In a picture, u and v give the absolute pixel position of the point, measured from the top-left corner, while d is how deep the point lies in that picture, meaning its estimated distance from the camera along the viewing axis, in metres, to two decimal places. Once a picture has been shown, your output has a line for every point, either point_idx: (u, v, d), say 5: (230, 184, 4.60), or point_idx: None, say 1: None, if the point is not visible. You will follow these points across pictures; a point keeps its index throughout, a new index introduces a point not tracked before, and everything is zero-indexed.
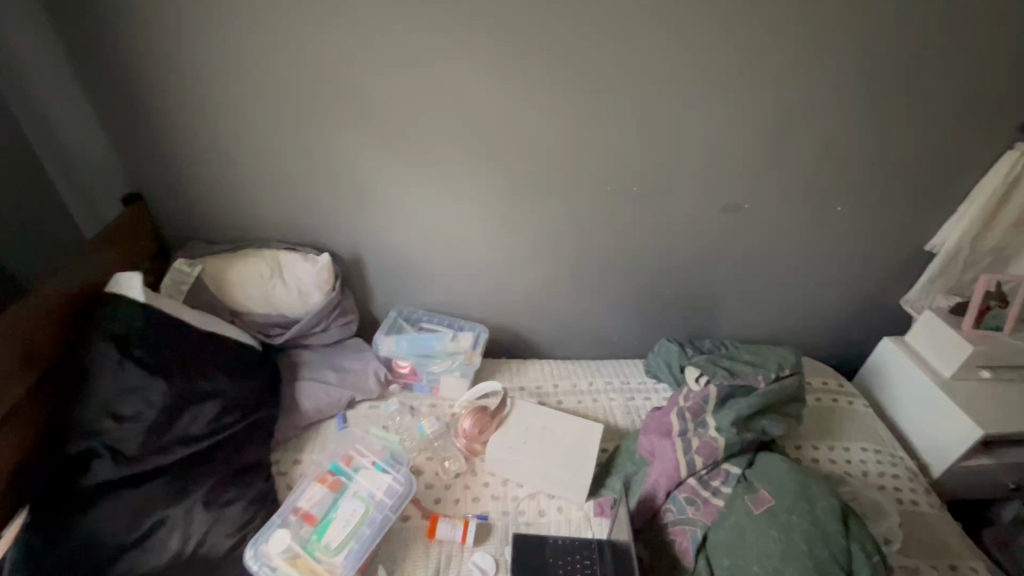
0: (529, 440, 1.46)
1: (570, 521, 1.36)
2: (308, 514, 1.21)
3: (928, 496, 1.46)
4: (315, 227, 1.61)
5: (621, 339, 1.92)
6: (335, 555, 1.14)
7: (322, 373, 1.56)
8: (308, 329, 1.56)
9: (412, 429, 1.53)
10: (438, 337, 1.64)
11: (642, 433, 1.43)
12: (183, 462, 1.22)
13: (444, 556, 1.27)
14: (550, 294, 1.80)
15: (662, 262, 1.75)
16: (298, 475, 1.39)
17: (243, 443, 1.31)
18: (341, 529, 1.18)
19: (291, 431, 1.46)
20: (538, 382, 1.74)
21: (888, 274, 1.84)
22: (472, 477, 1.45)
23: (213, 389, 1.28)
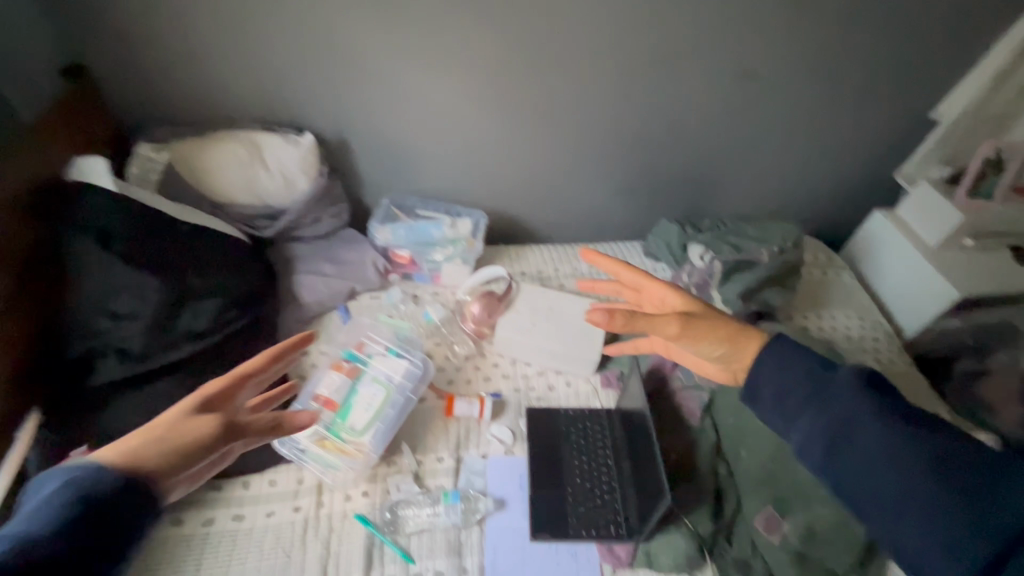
0: (536, 321, 1.49)
1: (579, 394, 1.43)
2: (330, 400, 1.22)
3: (903, 355, 1.58)
4: (289, 104, 1.44)
5: (620, 224, 1.87)
6: (364, 434, 1.19)
7: (318, 265, 1.51)
8: (298, 220, 1.46)
9: (417, 317, 1.52)
10: (436, 225, 1.58)
11: None
12: (192, 360, 1.17)
13: (463, 430, 1.33)
14: (548, 176, 1.71)
15: (665, 138, 1.66)
16: (309, 364, 1.39)
17: (251, 339, 1.27)
18: (365, 412, 1.22)
19: (294, 324, 1.44)
20: (539, 267, 1.72)
21: (889, 147, 1.79)
22: (482, 359, 1.48)
23: (209, 285, 1.21)
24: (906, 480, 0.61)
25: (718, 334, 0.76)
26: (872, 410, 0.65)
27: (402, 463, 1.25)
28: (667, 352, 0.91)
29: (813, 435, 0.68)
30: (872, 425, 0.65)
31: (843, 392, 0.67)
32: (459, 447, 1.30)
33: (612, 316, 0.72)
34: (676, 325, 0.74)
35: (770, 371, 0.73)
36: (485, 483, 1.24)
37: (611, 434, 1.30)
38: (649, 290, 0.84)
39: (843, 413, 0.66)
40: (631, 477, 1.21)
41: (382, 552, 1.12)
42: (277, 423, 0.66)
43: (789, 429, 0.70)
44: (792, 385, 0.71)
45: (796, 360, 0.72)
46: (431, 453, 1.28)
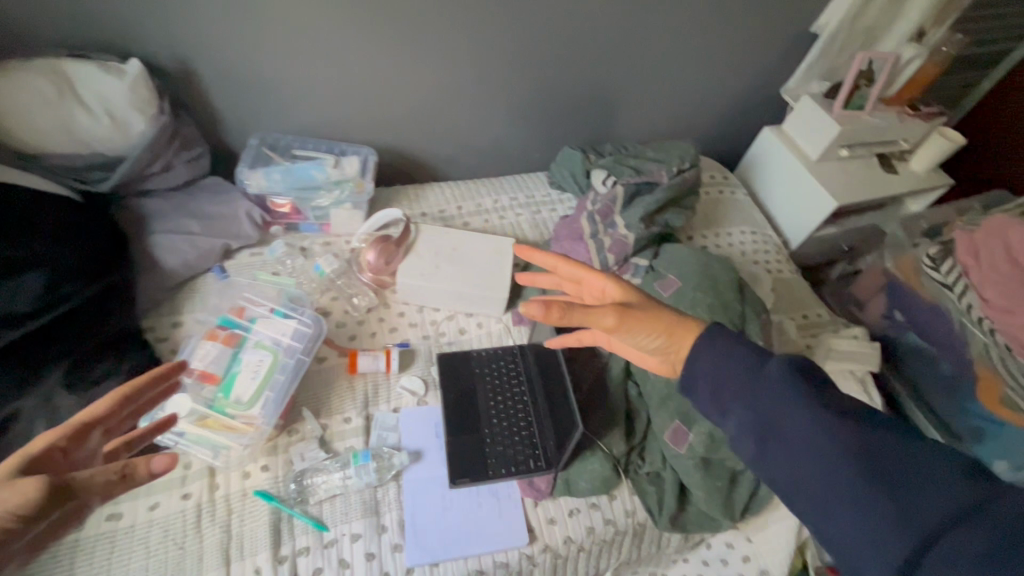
0: (440, 263, 1.38)
1: (492, 335, 1.38)
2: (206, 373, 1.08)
3: (790, 265, 1.69)
4: (105, 21, 1.16)
5: (524, 155, 1.78)
6: (250, 405, 1.06)
7: (179, 223, 1.28)
8: (142, 168, 1.22)
9: (308, 270, 1.38)
10: (319, 166, 1.40)
11: (553, 242, 1.40)
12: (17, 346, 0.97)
13: (371, 386, 1.25)
14: (442, 106, 1.55)
15: (563, 57, 1.56)
16: (183, 336, 1.22)
17: (96, 314, 1.07)
18: (250, 381, 1.08)
19: (160, 292, 1.25)
20: (440, 206, 1.61)
21: (775, 63, 1.83)
22: (386, 309, 1.38)
23: (24, 255, 0.99)
24: (829, 472, 0.60)
25: (649, 323, 0.73)
26: (799, 399, 0.63)
27: (305, 429, 1.15)
28: (609, 345, 0.87)
29: (744, 431, 0.65)
30: (799, 415, 0.62)
31: (773, 385, 0.65)
32: (367, 405, 1.22)
33: (548, 308, 0.68)
34: (614, 317, 0.71)
35: (709, 354, 0.69)
36: (399, 437, 1.18)
37: (524, 371, 1.29)
38: (589, 283, 0.80)
39: (775, 410, 0.64)
40: (547, 410, 1.21)
41: (292, 525, 1.04)
42: (119, 475, 0.60)
43: (723, 418, 0.68)
44: (728, 378, 0.67)
45: (735, 351, 0.68)
46: (337, 414, 1.19)
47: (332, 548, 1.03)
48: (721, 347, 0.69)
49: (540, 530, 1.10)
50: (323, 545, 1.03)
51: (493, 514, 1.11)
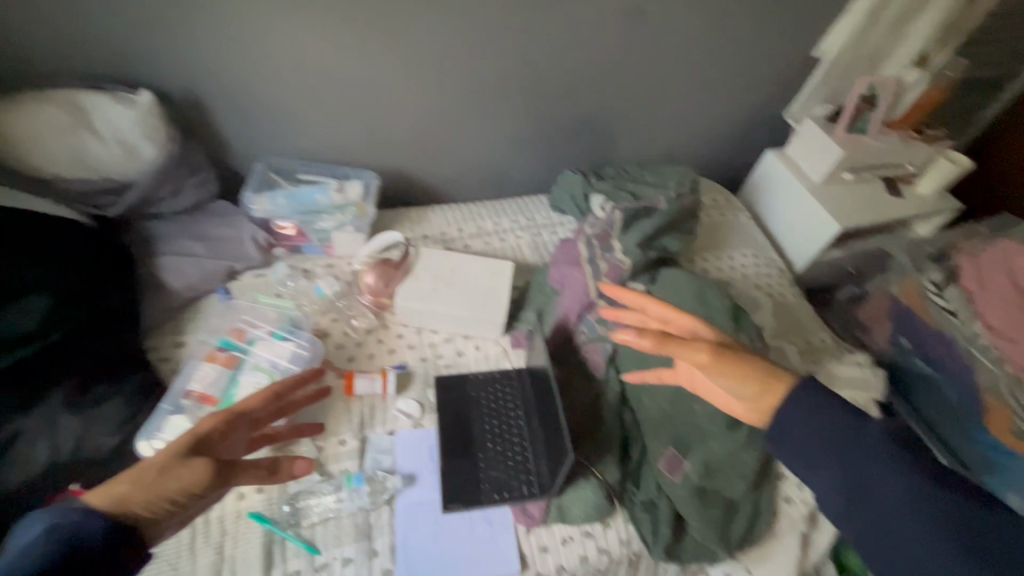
0: (440, 286, 1.39)
1: (489, 357, 1.39)
2: (206, 395, 1.10)
3: (793, 288, 1.68)
4: (121, 54, 1.22)
5: (526, 178, 1.80)
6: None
7: (185, 246, 1.32)
8: (151, 193, 1.26)
9: (310, 293, 1.41)
10: (322, 191, 1.43)
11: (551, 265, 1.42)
12: (22, 367, 0.99)
13: (368, 408, 1.26)
14: (443, 131, 1.58)
15: (562, 84, 1.59)
16: (186, 357, 1.25)
17: (101, 336, 1.10)
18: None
19: (164, 313, 1.28)
20: (441, 228, 1.63)
21: (777, 87, 1.83)
22: (385, 331, 1.40)
23: (33, 278, 1.02)
24: (939, 545, 0.56)
25: (744, 375, 0.72)
26: (898, 465, 0.60)
27: (300, 450, 1.16)
28: (692, 386, 0.77)
29: (837, 491, 0.64)
30: (897, 482, 0.60)
31: (870, 448, 0.62)
32: (363, 427, 1.23)
33: (642, 335, 0.74)
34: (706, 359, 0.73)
35: (806, 414, 0.67)
36: (394, 460, 1.19)
37: (519, 395, 1.29)
38: (680, 323, 0.80)
39: (877, 480, 0.61)
40: (540, 435, 1.21)
41: (284, 548, 1.05)
42: (270, 469, 0.86)
43: (811, 478, 0.66)
44: (821, 435, 0.65)
45: (833, 410, 0.66)
46: (332, 435, 1.20)
47: (322, 571, 1.03)
48: (813, 403, 0.67)
49: (532, 558, 1.09)
50: (314, 569, 1.03)
51: (485, 540, 1.10)
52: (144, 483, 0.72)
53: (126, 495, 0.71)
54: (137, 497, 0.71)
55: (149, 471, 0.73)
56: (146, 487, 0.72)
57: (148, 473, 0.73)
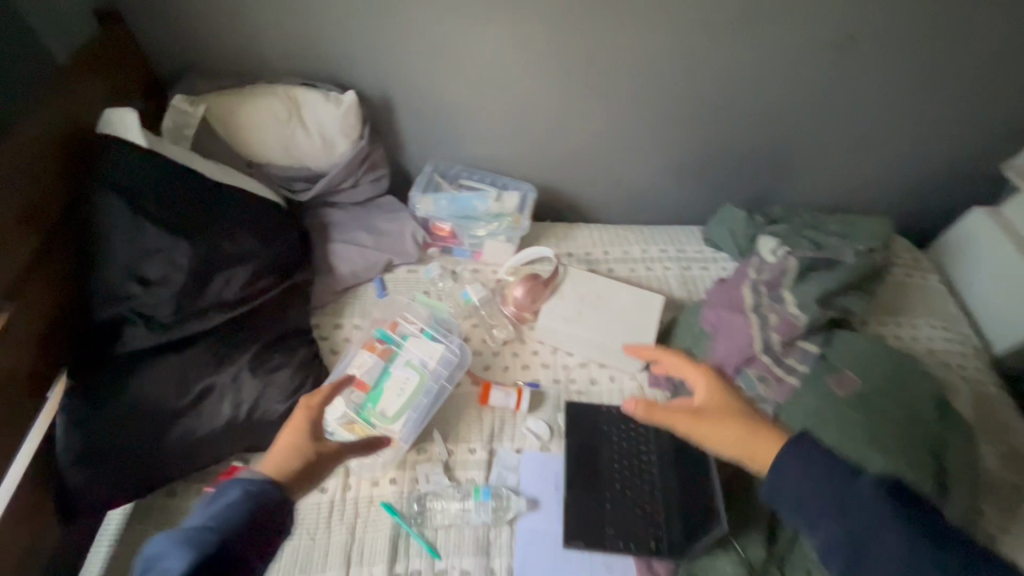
0: (584, 311, 1.35)
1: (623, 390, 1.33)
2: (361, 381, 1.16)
3: (993, 376, 1.40)
4: (333, 57, 1.33)
5: (680, 207, 1.70)
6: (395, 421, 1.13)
7: (355, 235, 1.41)
8: (336, 183, 1.37)
9: (456, 295, 1.43)
10: (481, 198, 1.46)
11: (707, 305, 1.30)
12: (223, 328, 1.09)
13: (498, 421, 1.25)
14: (605, 152, 1.55)
15: (740, 114, 1.48)
16: (342, 339, 1.33)
17: (282, 308, 1.20)
18: (396, 397, 1.15)
19: (329, 295, 1.38)
20: (586, 247, 1.60)
21: (1004, 136, 1.55)
22: (521, 345, 1.39)
23: (243, 250, 1.12)
24: None
25: (735, 423, 0.93)
26: (888, 516, 0.70)
27: (432, 451, 1.18)
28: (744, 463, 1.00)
29: (836, 542, 0.72)
30: (887, 532, 0.69)
31: (864, 499, 0.72)
32: (492, 439, 1.22)
33: (637, 404, 1.03)
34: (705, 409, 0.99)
35: (806, 467, 0.78)
36: (518, 479, 1.17)
37: (654, 439, 1.20)
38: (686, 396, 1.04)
39: (870, 525, 0.70)
40: (676, 490, 1.12)
41: (408, 544, 1.07)
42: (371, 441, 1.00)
43: (813, 529, 0.75)
44: (822, 488, 0.75)
45: (826, 463, 0.77)
46: (463, 442, 1.21)
47: None
48: (811, 458, 0.78)
49: None
50: (433, 572, 1.04)
51: None
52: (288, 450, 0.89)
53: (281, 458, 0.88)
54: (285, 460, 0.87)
55: (291, 438, 0.90)
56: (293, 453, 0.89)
57: (290, 439, 0.90)
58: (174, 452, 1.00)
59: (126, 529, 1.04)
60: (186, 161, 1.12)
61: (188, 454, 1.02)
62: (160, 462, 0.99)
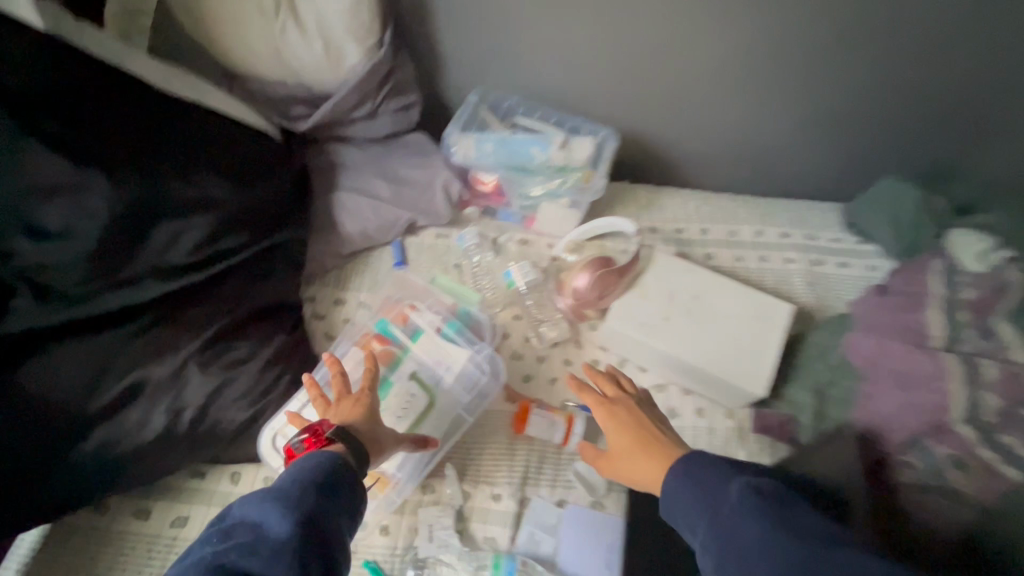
0: (672, 315, 0.94)
1: (715, 430, 0.96)
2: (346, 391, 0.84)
3: None
4: None
5: (813, 176, 1.24)
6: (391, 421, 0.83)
7: (369, 183, 1.06)
8: (346, 111, 1.01)
9: (498, 276, 1.08)
10: (541, 144, 1.07)
11: (861, 330, 0.90)
12: (163, 301, 0.79)
13: (535, 459, 0.91)
14: (722, 91, 1.10)
15: (936, 40, 1.00)
16: (342, 320, 1.02)
17: (252, 278, 0.87)
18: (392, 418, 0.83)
19: (330, 260, 1.05)
20: (677, 222, 1.19)
21: None
22: (577, 351, 1.02)
23: (195, 195, 0.81)
24: None
25: (650, 448, 0.75)
26: (756, 514, 0.58)
27: (440, 492, 0.87)
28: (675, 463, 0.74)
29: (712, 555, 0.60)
30: (752, 525, 0.58)
31: (730, 503, 0.61)
32: (524, 483, 0.88)
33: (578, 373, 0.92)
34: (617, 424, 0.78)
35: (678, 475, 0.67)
36: (556, 547, 0.84)
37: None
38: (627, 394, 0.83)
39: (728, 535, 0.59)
40: None
41: None
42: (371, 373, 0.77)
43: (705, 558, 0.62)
44: (693, 495, 0.65)
45: (701, 470, 0.66)
46: (486, 483, 0.88)
47: None
48: (693, 473, 0.67)
49: None
50: None
51: None
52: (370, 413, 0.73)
53: (354, 422, 0.71)
54: (364, 425, 0.72)
55: (364, 394, 0.74)
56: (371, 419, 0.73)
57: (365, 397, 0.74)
58: (81, 472, 0.72)
59: (41, 552, 0.79)
60: (113, 61, 0.78)
61: (104, 476, 0.73)
62: (60, 487, 0.71)
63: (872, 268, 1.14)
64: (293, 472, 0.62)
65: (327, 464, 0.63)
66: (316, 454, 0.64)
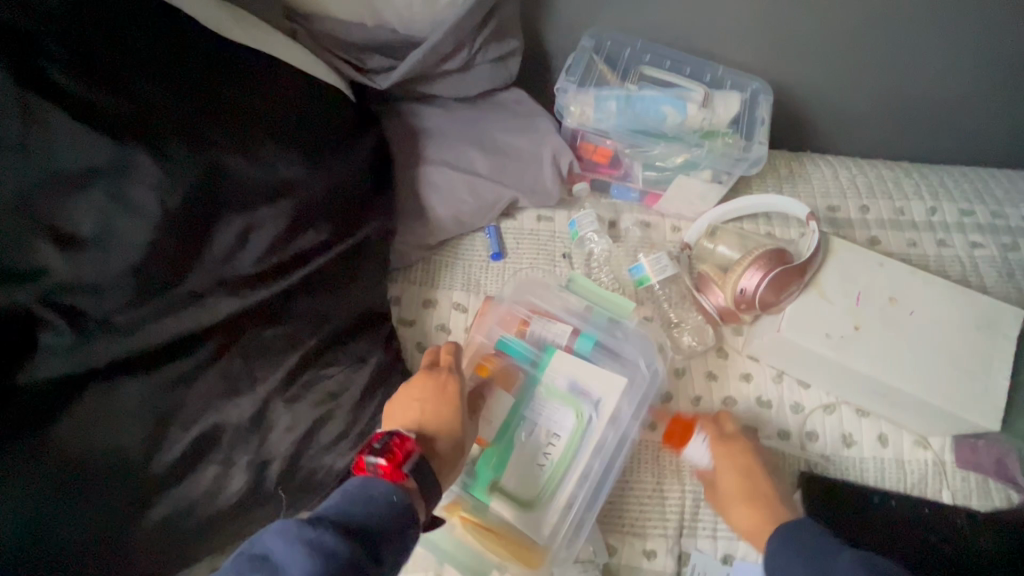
0: (863, 323, 0.75)
1: (904, 464, 0.76)
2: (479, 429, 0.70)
3: None
4: None
5: (996, 137, 0.99)
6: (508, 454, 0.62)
7: (462, 154, 0.85)
8: (436, 61, 0.79)
9: (622, 270, 0.88)
10: (677, 102, 0.83)
11: None
12: (231, 324, 0.59)
13: (691, 503, 0.73)
14: (909, 26, 0.86)
15: None
16: (434, 326, 0.83)
17: (338, 285, 0.66)
18: (535, 466, 0.69)
19: (416, 252, 0.85)
20: (828, 198, 0.96)
21: None
22: (723, 362, 0.83)
23: (266, 179, 0.60)
24: None
25: (760, 510, 0.67)
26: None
27: (583, 548, 0.69)
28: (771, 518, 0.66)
29: None
30: None
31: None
32: (681, 534, 0.71)
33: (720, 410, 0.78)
34: (727, 470, 0.71)
35: (777, 542, 0.59)
36: None
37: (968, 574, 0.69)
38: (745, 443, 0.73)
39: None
40: None
41: None
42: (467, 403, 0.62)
43: None
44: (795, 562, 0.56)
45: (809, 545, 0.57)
46: (636, 536, 0.71)
47: None
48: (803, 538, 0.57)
49: None
50: None
51: None
52: (453, 424, 0.58)
53: (435, 432, 0.57)
54: (445, 439, 0.57)
55: (450, 396, 0.59)
56: (454, 434, 0.57)
57: (450, 399, 0.59)
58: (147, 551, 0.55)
59: None
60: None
61: (178, 552, 0.56)
62: None
63: None
64: (354, 492, 0.47)
65: (396, 506, 0.47)
66: (394, 486, 0.48)
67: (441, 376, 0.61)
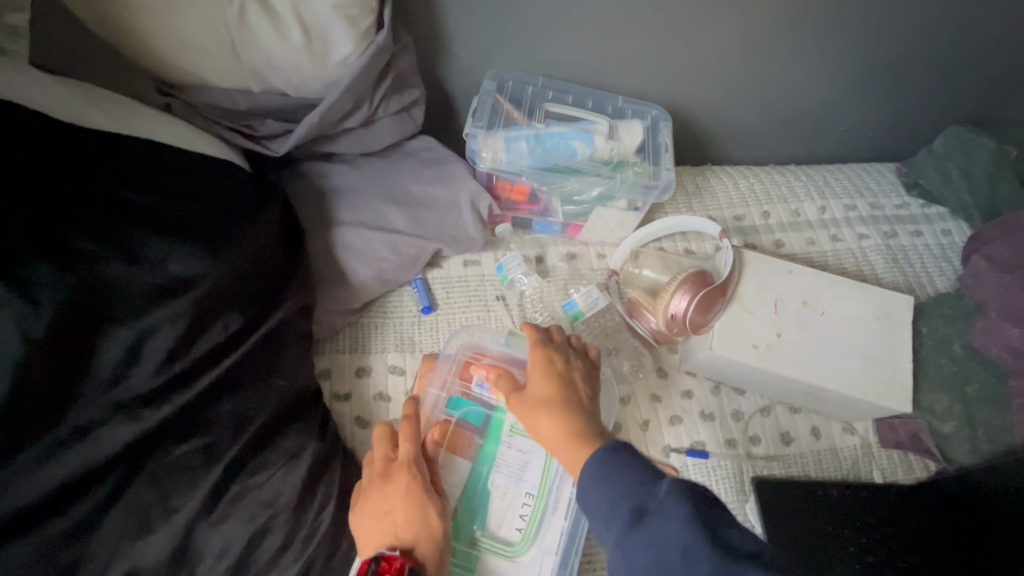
0: (784, 330, 0.80)
1: (839, 452, 0.81)
2: None
3: None
4: None
5: (865, 137, 1.10)
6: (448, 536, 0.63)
7: (376, 212, 0.81)
8: (335, 122, 0.75)
9: (555, 307, 0.88)
10: (584, 135, 0.84)
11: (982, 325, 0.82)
12: (138, 447, 0.54)
13: None
14: (779, 51, 0.93)
15: None
16: (370, 396, 0.77)
17: (256, 378, 0.61)
18: (515, 530, 0.65)
19: (340, 320, 0.80)
20: (733, 208, 1.01)
21: None
22: (664, 383, 0.84)
23: (155, 282, 0.55)
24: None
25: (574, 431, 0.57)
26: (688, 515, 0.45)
27: None
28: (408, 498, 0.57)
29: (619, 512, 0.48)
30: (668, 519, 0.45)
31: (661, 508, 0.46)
32: None
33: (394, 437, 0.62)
34: (394, 486, 0.58)
35: (595, 464, 0.51)
36: None
37: (911, 532, 0.74)
38: (397, 472, 0.59)
39: (647, 547, 0.45)
40: None
41: None
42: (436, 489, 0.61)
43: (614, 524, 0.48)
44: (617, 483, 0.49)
45: (627, 468, 0.50)
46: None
47: None
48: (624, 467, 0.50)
49: None
50: None
51: None
52: (430, 526, 0.57)
53: (415, 541, 0.55)
54: (426, 546, 0.56)
55: (420, 494, 0.58)
56: (436, 540, 0.57)
57: (419, 504, 0.57)
58: None
59: None
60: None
61: None
62: None
63: (948, 233, 1.01)
64: None
65: None
66: None
67: (405, 467, 0.59)
